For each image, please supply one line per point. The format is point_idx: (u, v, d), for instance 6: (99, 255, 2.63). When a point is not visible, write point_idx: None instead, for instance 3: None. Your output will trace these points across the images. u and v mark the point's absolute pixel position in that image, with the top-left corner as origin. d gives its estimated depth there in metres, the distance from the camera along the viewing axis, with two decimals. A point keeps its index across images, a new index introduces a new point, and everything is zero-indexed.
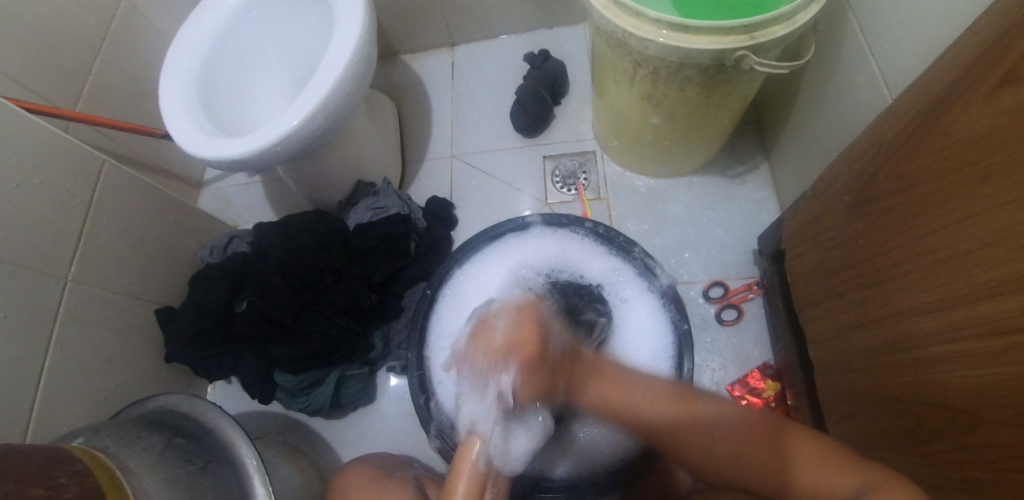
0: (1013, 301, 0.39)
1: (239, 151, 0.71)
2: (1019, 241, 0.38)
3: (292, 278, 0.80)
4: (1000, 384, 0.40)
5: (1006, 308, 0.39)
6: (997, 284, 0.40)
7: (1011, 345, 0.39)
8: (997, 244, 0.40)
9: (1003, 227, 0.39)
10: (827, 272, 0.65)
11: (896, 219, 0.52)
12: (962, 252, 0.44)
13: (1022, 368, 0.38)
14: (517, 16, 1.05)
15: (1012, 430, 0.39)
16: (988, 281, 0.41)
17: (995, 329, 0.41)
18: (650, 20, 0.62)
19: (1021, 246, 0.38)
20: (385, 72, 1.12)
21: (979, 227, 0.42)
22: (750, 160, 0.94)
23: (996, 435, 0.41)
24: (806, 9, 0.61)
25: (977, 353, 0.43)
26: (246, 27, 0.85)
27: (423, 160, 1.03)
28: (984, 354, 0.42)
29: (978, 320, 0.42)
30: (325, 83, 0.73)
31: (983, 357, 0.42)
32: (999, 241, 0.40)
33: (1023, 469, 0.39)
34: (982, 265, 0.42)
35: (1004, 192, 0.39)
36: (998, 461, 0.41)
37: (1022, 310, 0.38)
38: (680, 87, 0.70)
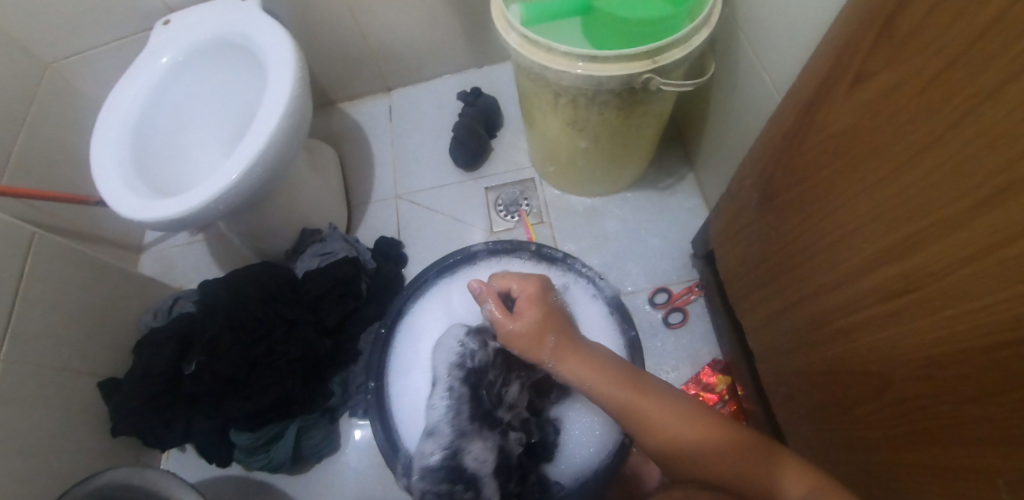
0: (898, 265, 0.44)
1: (180, 208, 0.71)
2: (893, 213, 0.43)
3: (243, 333, 0.79)
4: (903, 342, 0.45)
5: (900, 273, 0.43)
6: (884, 254, 0.45)
7: (907, 304, 0.43)
8: (881, 218, 0.45)
9: (880, 203, 0.45)
10: (750, 264, 0.71)
11: (797, 210, 0.58)
12: (855, 229, 0.49)
13: (918, 324, 0.43)
14: (447, 58, 1.11)
15: (922, 382, 0.44)
16: (877, 252, 0.46)
17: (891, 294, 0.45)
18: (562, 53, 0.68)
19: (896, 217, 0.43)
20: (324, 120, 1.15)
21: (926, 202, 0.39)
22: (677, 172, 1.01)
23: (907, 389, 0.46)
24: (698, 33, 0.68)
25: (916, 322, 0.43)
26: (180, 89, 0.85)
27: (368, 203, 1.05)
28: (884, 316, 0.47)
29: (906, 290, 0.43)
30: (265, 131, 0.75)
31: (884, 319, 0.47)
32: (879, 216, 0.45)
33: (936, 414, 0.43)
34: (869, 239, 0.47)
35: (875, 173, 0.45)
36: (915, 412, 0.45)
37: (907, 274, 0.43)
38: (599, 112, 0.76)
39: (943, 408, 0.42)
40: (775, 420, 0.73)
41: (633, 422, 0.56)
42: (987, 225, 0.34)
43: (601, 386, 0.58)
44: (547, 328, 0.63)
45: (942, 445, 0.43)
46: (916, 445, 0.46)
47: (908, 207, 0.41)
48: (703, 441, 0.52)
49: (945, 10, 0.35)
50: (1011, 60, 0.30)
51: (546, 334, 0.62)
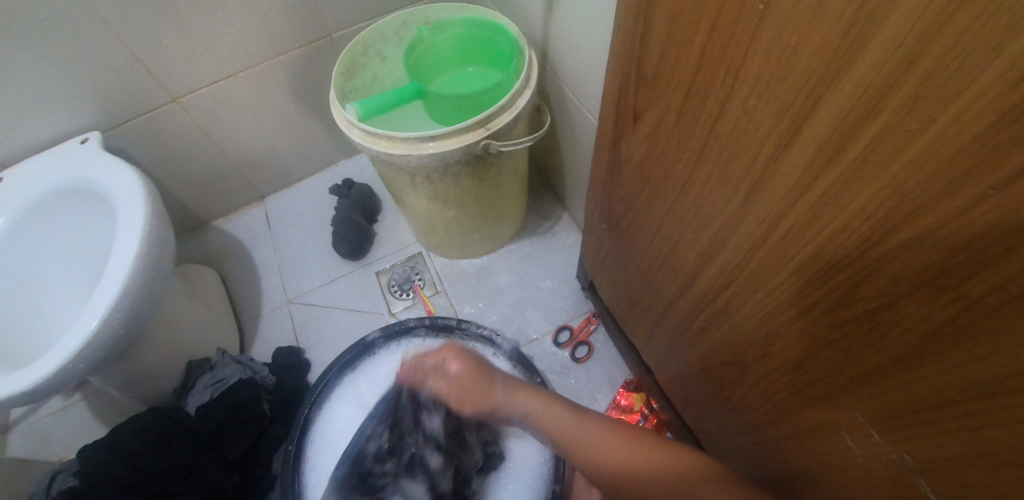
0: (724, 255, 0.50)
1: (33, 379, 0.66)
2: (705, 212, 0.50)
3: (134, 496, 0.72)
4: (748, 320, 0.50)
5: (726, 261, 0.49)
6: (710, 248, 0.51)
7: (739, 286, 0.49)
8: (698, 219, 0.51)
9: (693, 207, 0.51)
10: (621, 287, 0.76)
11: (635, 232, 0.64)
12: (683, 235, 0.55)
13: (752, 302, 0.48)
14: (315, 156, 1.14)
15: (772, 352, 0.49)
16: (705, 249, 0.52)
17: (726, 281, 0.51)
18: (402, 139, 0.73)
19: (708, 215, 0.49)
20: (199, 243, 1.11)
21: (719, 197, 0.46)
22: (553, 214, 1.08)
23: (763, 361, 0.51)
24: (520, 97, 0.76)
25: (758, 293, 0.47)
26: (23, 250, 0.80)
27: (258, 316, 1.01)
28: (728, 302, 0.52)
29: (735, 276, 0.49)
30: (120, 273, 0.73)
31: (729, 305, 0.52)
32: (695, 217, 0.52)
33: (791, 376, 0.47)
34: (695, 240, 0.53)
35: (680, 185, 0.51)
36: (776, 382, 0.50)
37: (733, 260, 0.48)
38: (456, 181, 0.81)
39: (794, 370, 0.47)
40: (687, 425, 0.77)
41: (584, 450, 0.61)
42: (764, 202, 0.40)
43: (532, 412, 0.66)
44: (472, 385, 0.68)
45: (801, 405, 0.48)
46: (786, 412, 0.51)
47: (712, 202, 0.48)
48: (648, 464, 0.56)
49: (671, 56, 0.43)
50: (721, 64, 0.38)
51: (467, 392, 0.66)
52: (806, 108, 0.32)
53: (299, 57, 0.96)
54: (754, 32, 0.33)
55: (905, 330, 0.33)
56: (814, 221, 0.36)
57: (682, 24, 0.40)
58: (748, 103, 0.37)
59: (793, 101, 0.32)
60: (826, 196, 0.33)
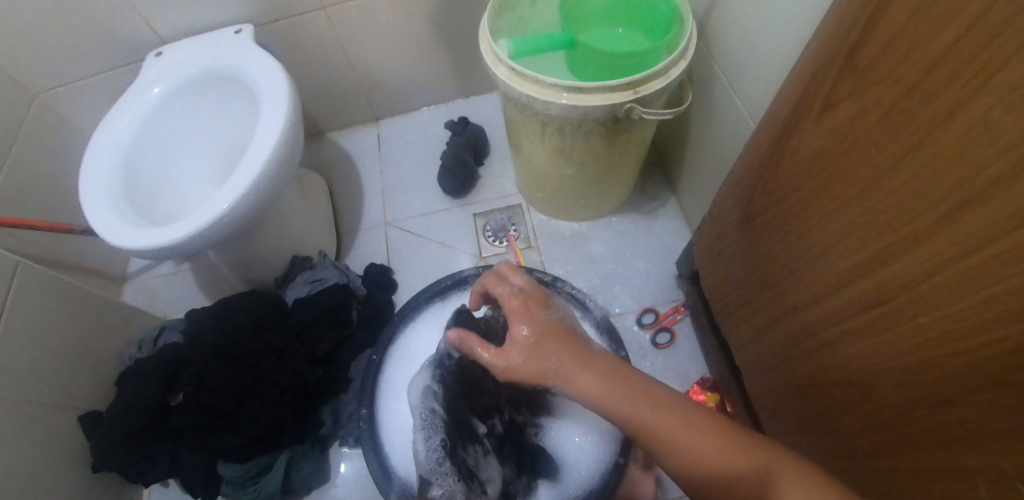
0: (869, 279, 0.46)
1: (173, 236, 0.71)
2: (860, 229, 0.46)
3: (232, 364, 0.78)
4: (878, 350, 0.47)
5: (871, 286, 0.46)
6: (854, 268, 0.48)
7: (880, 314, 0.46)
8: (849, 234, 0.48)
9: (847, 222, 0.47)
10: (733, 283, 0.73)
11: (773, 230, 0.61)
12: (826, 246, 0.51)
13: (890, 334, 0.45)
14: (435, 88, 1.15)
15: (902, 392, 0.45)
16: (848, 266, 0.49)
17: (864, 306, 0.48)
18: (548, 85, 0.71)
19: (862, 234, 0.46)
20: (313, 150, 1.16)
21: (902, 206, 0.41)
22: (659, 196, 1.05)
23: (886, 393, 0.47)
24: (676, 66, 0.72)
25: (900, 328, 0.44)
26: (174, 117, 0.85)
27: (356, 231, 1.06)
28: (858, 326, 0.49)
29: (890, 296, 0.44)
30: (259, 158, 0.77)
31: (859, 330, 0.49)
32: (847, 232, 0.48)
33: (917, 418, 0.44)
34: (840, 255, 0.50)
35: (840, 193, 0.48)
36: (895, 420, 0.47)
37: (879, 286, 0.45)
38: (585, 139, 0.80)
39: (921, 412, 0.44)
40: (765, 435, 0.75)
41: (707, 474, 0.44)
42: (970, 224, 0.35)
43: (607, 400, 0.50)
44: (547, 349, 0.54)
45: (919, 449, 0.45)
46: (895, 450, 0.48)
47: (872, 220, 0.44)
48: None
49: (897, 51, 0.38)
50: (948, 73, 0.34)
51: (545, 358, 0.53)
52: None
53: None
54: (1021, 45, 0.29)
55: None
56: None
57: (927, 15, 0.35)
58: (972, 119, 0.33)
59: None
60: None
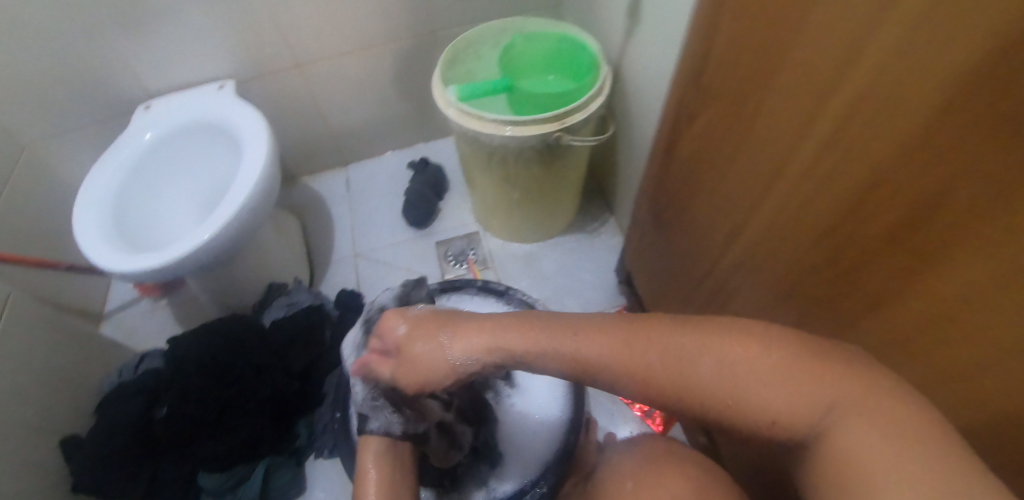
0: (754, 224, 0.54)
1: (164, 259, 0.79)
2: (738, 185, 0.55)
3: (214, 380, 0.84)
4: (773, 285, 0.54)
5: (756, 230, 0.54)
6: (743, 219, 0.56)
7: (767, 253, 0.53)
8: (733, 194, 0.57)
9: (729, 183, 0.57)
10: (657, 276, 0.86)
11: (674, 224, 0.74)
12: (718, 214, 0.61)
13: (777, 267, 0.52)
14: (397, 134, 1.29)
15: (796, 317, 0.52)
16: (738, 220, 0.57)
17: (755, 251, 0.55)
18: (490, 120, 0.85)
19: (741, 189, 0.55)
20: (287, 193, 1.27)
21: (744, 185, 0.54)
22: (600, 217, 1.20)
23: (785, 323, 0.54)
24: (594, 101, 0.88)
25: (784, 258, 0.51)
26: (161, 160, 0.95)
27: (328, 262, 1.15)
28: (754, 271, 0.57)
29: (750, 256, 0.57)
30: (241, 191, 0.87)
31: (755, 275, 0.57)
32: (730, 192, 0.57)
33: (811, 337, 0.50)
34: (729, 214, 0.59)
35: (720, 162, 0.58)
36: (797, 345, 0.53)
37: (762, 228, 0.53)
38: (526, 166, 0.94)
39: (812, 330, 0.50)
40: None
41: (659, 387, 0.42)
42: (802, 157, 0.44)
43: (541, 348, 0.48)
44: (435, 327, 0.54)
45: None
46: None
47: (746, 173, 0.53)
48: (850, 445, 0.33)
49: (724, 71, 0.53)
50: (766, 41, 0.44)
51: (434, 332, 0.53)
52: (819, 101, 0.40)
53: (405, 46, 1.10)
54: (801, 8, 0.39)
55: (879, 282, 0.39)
56: (816, 195, 0.43)
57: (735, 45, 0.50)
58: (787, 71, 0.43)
59: (828, 61, 0.38)
60: (830, 174, 0.41)
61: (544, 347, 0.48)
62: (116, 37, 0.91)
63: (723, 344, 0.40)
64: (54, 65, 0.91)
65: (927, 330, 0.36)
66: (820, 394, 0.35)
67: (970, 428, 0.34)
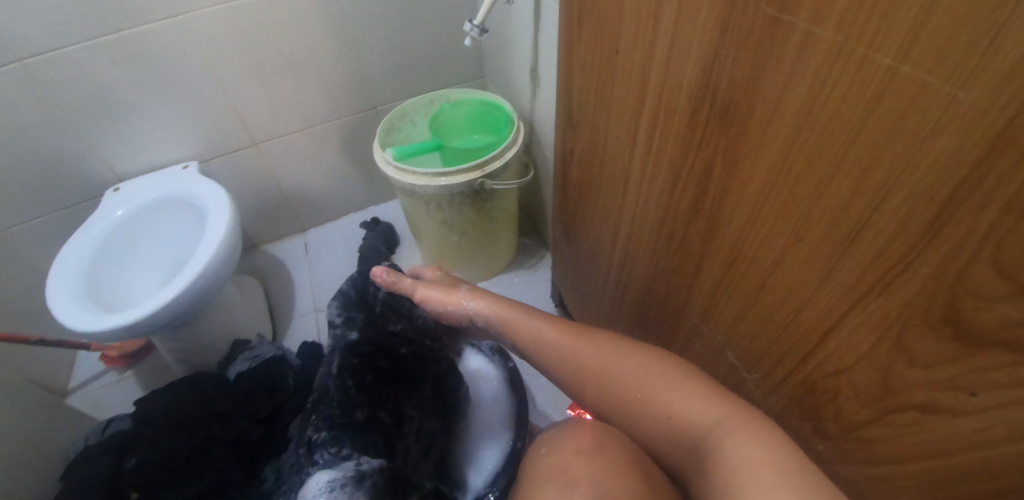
0: (645, 219, 0.64)
1: (134, 317, 0.87)
2: (627, 192, 0.66)
3: (181, 431, 0.89)
4: (671, 274, 0.63)
5: (650, 229, 0.64)
6: (637, 219, 0.66)
7: (664, 246, 0.62)
8: (623, 201, 0.68)
9: (619, 191, 0.68)
10: (578, 293, 0.99)
11: (580, 240, 0.88)
12: (616, 223, 0.72)
13: (672, 255, 0.61)
14: (350, 200, 1.43)
15: (694, 293, 0.60)
16: (634, 222, 0.67)
17: (655, 252, 0.65)
18: (422, 173, 1.00)
19: (628, 195, 0.66)
20: (248, 261, 1.37)
21: (615, 191, 0.69)
22: (536, 253, 1.34)
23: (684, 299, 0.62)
24: (509, 151, 1.05)
25: (677, 245, 0.59)
26: (130, 234, 1.04)
27: (290, 318, 1.23)
28: (655, 268, 0.66)
29: (631, 249, 0.70)
30: (207, 253, 0.97)
31: (656, 270, 0.66)
32: (623, 202, 0.68)
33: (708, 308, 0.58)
34: (626, 219, 0.69)
35: (610, 177, 0.69)
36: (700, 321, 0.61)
37: (655, 221, 0.62)
38: (459, 210, 1.08)
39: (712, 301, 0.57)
40: None
41: (593, 388, 0.65)
42: (674, 144, 0.53)
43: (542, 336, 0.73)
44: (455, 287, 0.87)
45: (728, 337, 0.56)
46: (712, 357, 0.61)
47: (634, 181, 0.63)
48: (703, 418, 0.53)
49: (585, 109, 0.70)
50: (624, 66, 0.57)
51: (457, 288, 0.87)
52: (644, 102, 0.56)
53: (351, 121, 1.27)
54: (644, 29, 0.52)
55: (710, 217, 0.52)
56: (658, 173, 0.58)
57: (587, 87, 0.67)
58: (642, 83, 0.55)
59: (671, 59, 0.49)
60: (664, 150, 0.55)
61: (570, 348, 0.69)
62: (90, 130, 1.04)
63: (643, 375, 0.60)
64: (30, 158, 1.02)
65: (747, 239, 0.48)
66: (709, 408, 0.53)
67: (824, 305, 0.42)
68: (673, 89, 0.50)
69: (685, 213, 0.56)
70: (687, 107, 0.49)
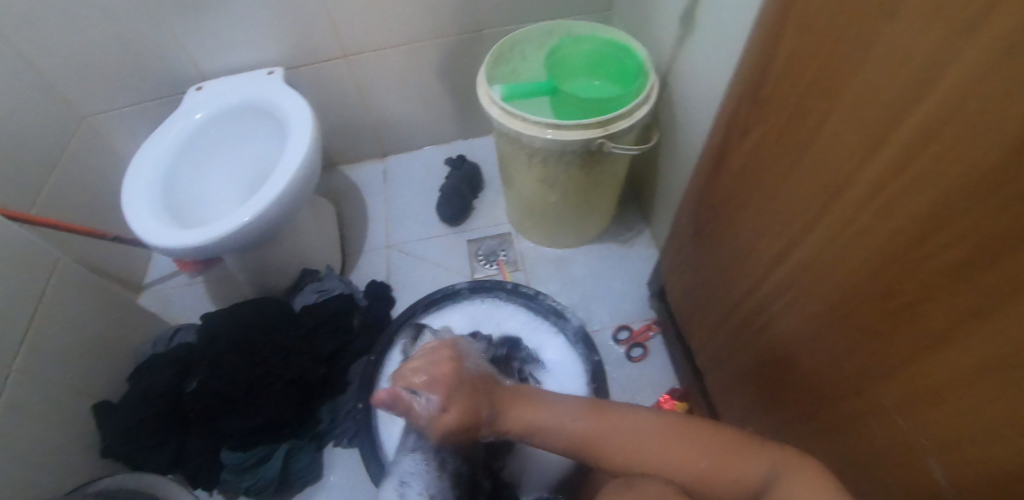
0: (832, 256, 0.48)
1: (205, 237, 0.81)
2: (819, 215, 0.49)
3: (244, 357, 0.85)
4: (844, 334, 0.49)
5: (834, 273, 0.48)
6: (822, 252, 0.49)
7: (844, 296, 0.48)
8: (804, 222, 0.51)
9: (805, 206, 0.51)
10: (690, 294, 0.84)
11: (716, 238, 0.71)
12: (784, 242, 0.56)
13: (855, 314, 0.47)
14: (436, 131, 1.30)
15: (870, 367, 0.46)
16: (813, 253, 0.51)
17: (830, 298, 0.50)
18: (533, 122, 0.85)
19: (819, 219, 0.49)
20: (324, 180, 1.29)
21: (801, 202, 0.51)
22: (634, 227, 1.17)
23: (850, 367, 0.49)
24: (639, 109, 0.87)
25: (871, 310, 0.44)
26: (209, 139, 0.97)
27: (361, 251, 1.16)
28: (823, 316, 0.51)
29: (799, 279, 0.54)
30: (285, 175, 0.88)
31: (822, 318, 0.52)
32: (807, 223, 0.51)
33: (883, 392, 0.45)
34: (802, 245, 0.52)
35: (793, 186, 0.52)
36: (863, 401, 0.48)
37: (846, 266, 0.46)
38: (565, 170, 0.93)
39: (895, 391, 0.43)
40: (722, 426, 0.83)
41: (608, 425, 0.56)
42: (928, 194, 0.36)
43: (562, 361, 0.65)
44: None
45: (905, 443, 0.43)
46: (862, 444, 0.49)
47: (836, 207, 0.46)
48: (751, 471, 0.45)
49: (783, 86, 0.51)
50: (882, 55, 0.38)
51: None
52: (916, 96, 0.35)
53: (452, 43, 1.11)
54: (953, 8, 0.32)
55: (976, 296, 0.34)
56: (888, 217, 0.40)
57: (796, 58, 0.48)
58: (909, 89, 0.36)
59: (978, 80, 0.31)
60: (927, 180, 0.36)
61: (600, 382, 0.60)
62: (176, 19, 0.94)
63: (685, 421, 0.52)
64: (116, 43, 0.95)
65: (996, 368, 0.33)
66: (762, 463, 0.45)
67: None
68: (1002, 94, 0.29)
69: (908, 285, 0.40)
70: (1015, 129, 0.29)
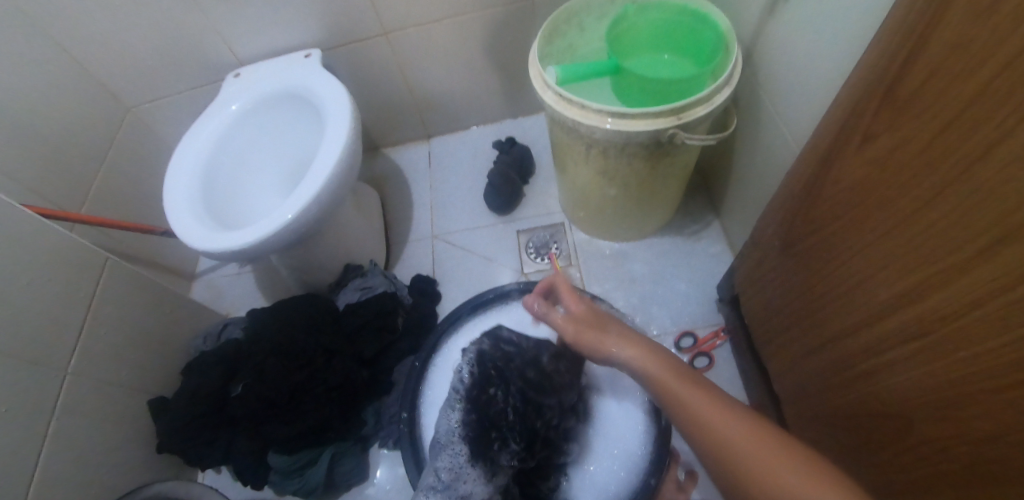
0: (987, 319, 0.37)
1: (243, 240, 0.77)
2: (975, 264, 0.37)
3: (287, 360, 0.83)
4: (988, 416, 0.38)
5: (985, 342, 0.38)
6: (970, 307, 0.38)
7: (997, 373, 0.37)
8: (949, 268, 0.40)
9: (953, 248, 0.39)
10: (774, 310, 0.72)
11: (816, 255, 0.60)
12: (914, 284, 0.44)
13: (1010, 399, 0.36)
14: (484, 110, 1.21)
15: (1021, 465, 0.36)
16: (958, 307, 0.40)
17: (975, 369, 0.39)
18: (593, 110, 0.74)
19: (973, 270, 0.38)
20: (368, 164, 1.24)
21: (952, 238, 0.39)
22: (702, 219, 1.05)
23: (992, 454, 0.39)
24: (721, 92, 0.73)
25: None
26: (248, 131, 0.93)
27: (406, 241, 1.12)
28: (960, 385, 0.41)
29: (936, 329, 0.43)
30: (324, 170, 0.82)
31: (959, 388, 0.41)
32: (952, 267, 0.40)
33: None
34: (941, 294, 0.41)
35: (937, 220, 0.41)
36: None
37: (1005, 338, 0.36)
38: (628, 162, 0.82)
39: None
40: None
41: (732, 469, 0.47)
42: None
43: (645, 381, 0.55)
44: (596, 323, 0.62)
45: None
46: None
47: (1003, 259, 0.35)
48: None
49: (939, 85, 0.38)
50: None
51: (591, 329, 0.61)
52: None
53: (501, 14, 0.99)
54: None
55: None
56: None
57: (965, 50, 0.35)
58: None
59: None
60: None
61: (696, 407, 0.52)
62: (210, 3, 0.89)
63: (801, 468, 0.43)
64: (153, 31, 0.91)
65: None
66: None
67: None
68: None
69: None
70: None
